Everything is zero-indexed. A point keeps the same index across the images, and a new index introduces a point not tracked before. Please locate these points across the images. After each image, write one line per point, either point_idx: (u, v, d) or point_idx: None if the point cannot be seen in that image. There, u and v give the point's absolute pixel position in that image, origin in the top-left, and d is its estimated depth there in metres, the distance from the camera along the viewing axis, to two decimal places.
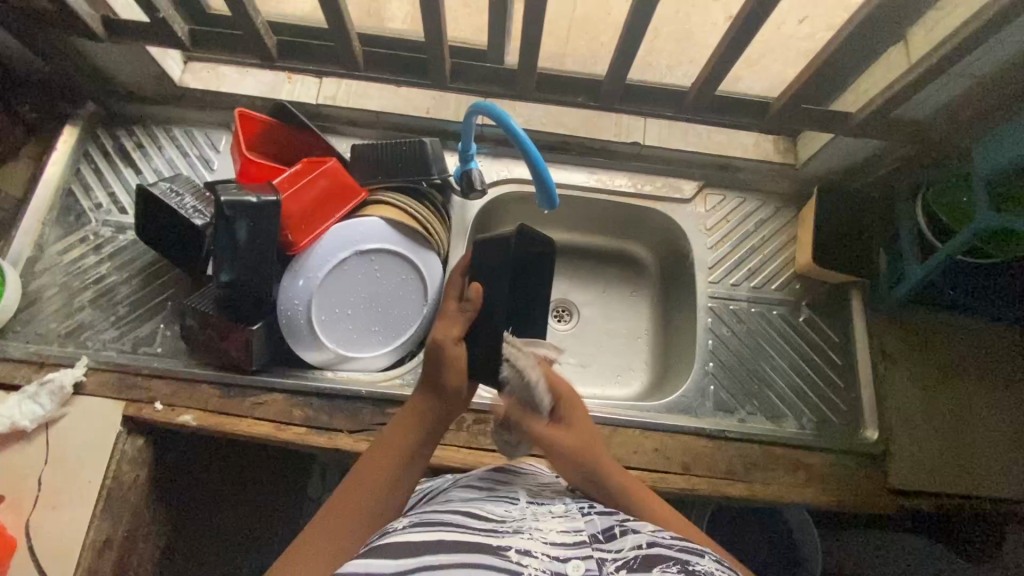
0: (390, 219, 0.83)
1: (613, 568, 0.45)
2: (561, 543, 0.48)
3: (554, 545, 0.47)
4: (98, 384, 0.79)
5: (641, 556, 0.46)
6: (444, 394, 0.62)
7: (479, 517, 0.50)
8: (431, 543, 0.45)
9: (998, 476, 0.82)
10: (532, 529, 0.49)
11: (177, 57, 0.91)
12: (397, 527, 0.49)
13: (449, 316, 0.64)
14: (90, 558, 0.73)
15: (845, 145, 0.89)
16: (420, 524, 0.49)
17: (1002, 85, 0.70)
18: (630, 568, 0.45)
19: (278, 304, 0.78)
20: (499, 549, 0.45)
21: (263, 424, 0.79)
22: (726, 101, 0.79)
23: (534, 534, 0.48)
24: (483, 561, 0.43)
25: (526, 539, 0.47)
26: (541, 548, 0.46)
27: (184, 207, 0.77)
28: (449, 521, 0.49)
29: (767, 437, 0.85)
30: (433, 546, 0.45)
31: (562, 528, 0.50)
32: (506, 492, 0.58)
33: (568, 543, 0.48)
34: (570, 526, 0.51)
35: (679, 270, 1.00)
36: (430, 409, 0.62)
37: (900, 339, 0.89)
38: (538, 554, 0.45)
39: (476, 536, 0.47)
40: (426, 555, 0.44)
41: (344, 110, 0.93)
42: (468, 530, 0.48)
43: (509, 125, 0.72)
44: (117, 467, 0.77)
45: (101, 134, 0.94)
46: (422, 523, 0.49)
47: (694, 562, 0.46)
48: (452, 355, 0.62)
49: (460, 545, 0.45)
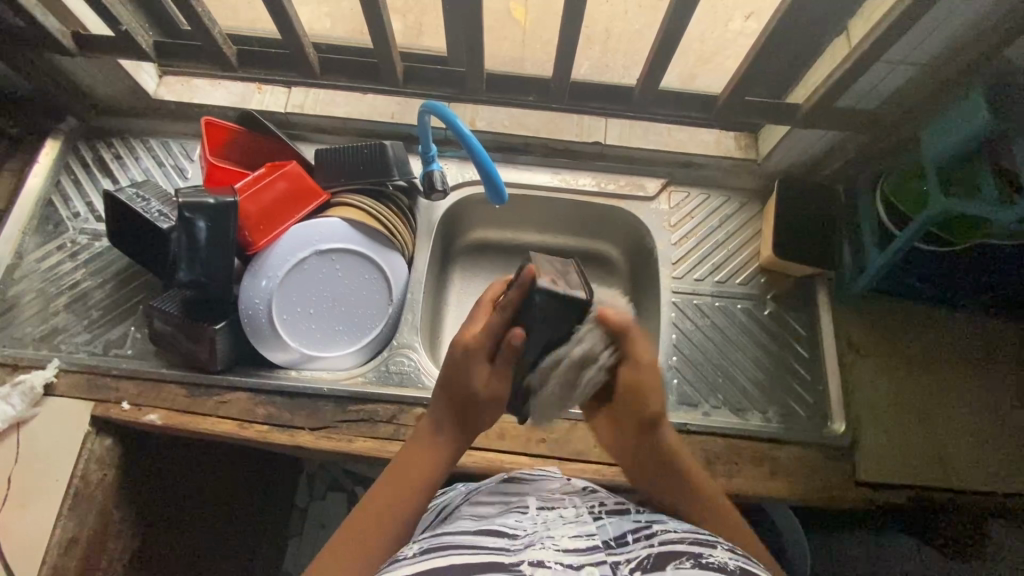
0: (350, 220, 0.85)
1: (628, 570, 0.47)
2: (573, 548, 0.49)
3: (566, 552, 0.48)
4: (69, 385, 0.82)
5: (654, 555, 0.48)
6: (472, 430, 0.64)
7: (491, 533, 0.50)
8: (439, 566, 0.46)
9: (971, 470, 0.81)
10: (544, 538, 0.50)
11: (152, 71, 0.96)
12: (408, 554, 0.49)
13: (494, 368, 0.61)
14: (56, 555, 0.75)
15: (800, 137, 0.90)
16: (429, 548, 0.49)
17: (940, 72, 0.71)
18: (644, 569, 0.46)
19: (240, 304, 0.80)
20: (512, 565, 0.46)
21: (227, 423, 0.80)
22: (674, 97, 0.81)
23: (547, 543, 0.49)
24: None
25: (538, 549, 0.48)
26: (554, 557, 0.47)
27: (149, 211, 0.80)
28: (457, 541, 0.49)
29: (731, 430, 0.84)
30: (445, 568, 0.46)
31: (574, 533, 0.51)
32: (516, 502, 0.58)
33: (581, 548, 0.49)
34: (581, 530, 0.52)
35: (645, 265, 1.00)
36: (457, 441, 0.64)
37: (866, 332, 0.89)
38: (553, 564, 0.46)
39: (490, 554, 0.47)
40: None
41: (311, 117, 0.96)
42: (480, 548, 0.48)
43: (455, 124, 0.74)
44: (85, 467, 0.78)
45: (81, 146, 0.98)
46: (431, 549, 0.48)
47: (706, 555, 0.47)
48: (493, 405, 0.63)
49: (473, 564, 0.46)
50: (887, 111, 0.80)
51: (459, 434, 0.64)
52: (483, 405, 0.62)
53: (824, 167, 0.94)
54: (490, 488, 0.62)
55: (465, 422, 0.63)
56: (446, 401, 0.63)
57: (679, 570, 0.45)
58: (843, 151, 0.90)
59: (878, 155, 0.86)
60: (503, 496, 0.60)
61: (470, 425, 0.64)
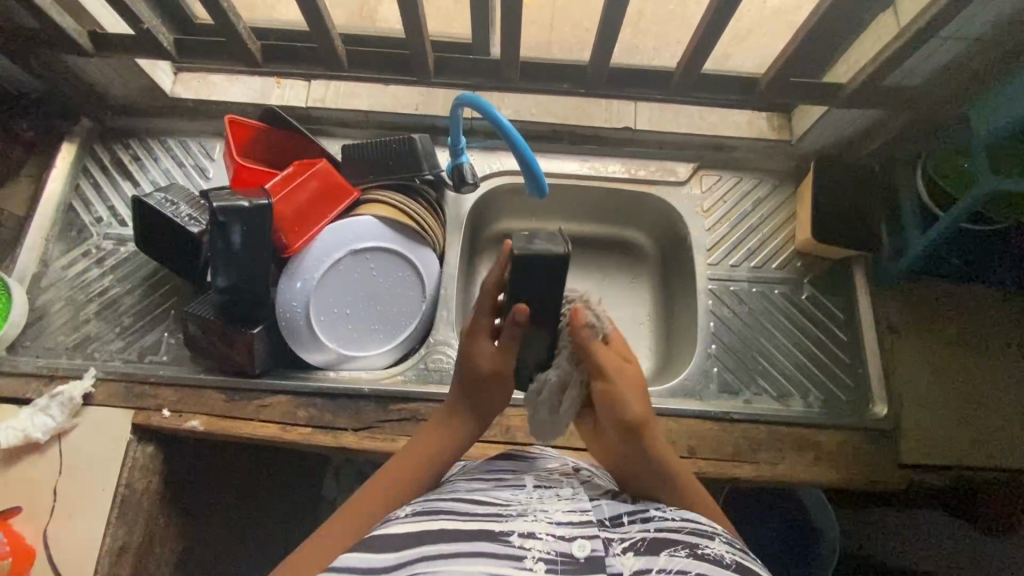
0: (383, 217, 0.83)
1: (620, 549, 0.46)
2: (567, 521, 0.47)
3: (559, 525, 0.46)
4: (107, 394, 0.81)
5: (648, 538, 0.47)
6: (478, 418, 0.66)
7: (481, 502, 0.49)
8: (429, 530, 0.46)
9: (1009, 450, 0.81)
10: (537, 511, 0.48)
11: (168, 68, 0.93)
12: (400, 515, 0.50)
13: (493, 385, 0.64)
14: (107, 564, 0.74)
15: (838, 117, 0.88)
16: (422, 511, 0.49)
17: (1000, 43, 0.69)
18: (637, 551, 0.45)
19: (277, 306, 0.79)
20: (501, 534, 0.45)
21: (269, 426, 0.79)
22: (713, 80, 0.79)
23: (539, 514, 0.47)
24: (484, 548, 0.44)
25: (530, 521, 0.47)
26: (546, 529, 0.46)
27: (179, 215, 0.78)
28: (450, 506, 0.49)
29: (774, 416, 0.84)
30: (435, 532, 0.46)
31: (568, 507, 0.49)
32: (512, 478, 0.57)
33: (576, 522, 0.47)
34: (575, 505, 0.49)
35: (678, 252, 0.99)
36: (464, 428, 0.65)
37: (907, 312, 0.88)
38: (544, 535, 0.45)
39: (478, 521, 0.46)
40: (425, 545, 0.45)
41: (333, 111, 0.93)
42: (470, 515, 0.48)
43: (493, 116, 0.72)
44: (129, 475, 0.77)
45: (98, 149, 0.95)
46: (423, 511, 0.49)
47: (703, 546, 0.46)
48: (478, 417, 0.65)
49: (463, 531, 0.46)
50: (935, 88, 0.77)
51: (468, 426, 0.65)
52: (492, 392, 0.65)
53: (862, 145, 0.92)
54: (484, 464, 0.62)
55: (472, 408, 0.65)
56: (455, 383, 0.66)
57: (672, 557, 0.44)
58: (883, 128, 0.87)
59: (921, 133, 0.84)
60: (497, 472, 0.59)
61: (482, 407, 0.66)
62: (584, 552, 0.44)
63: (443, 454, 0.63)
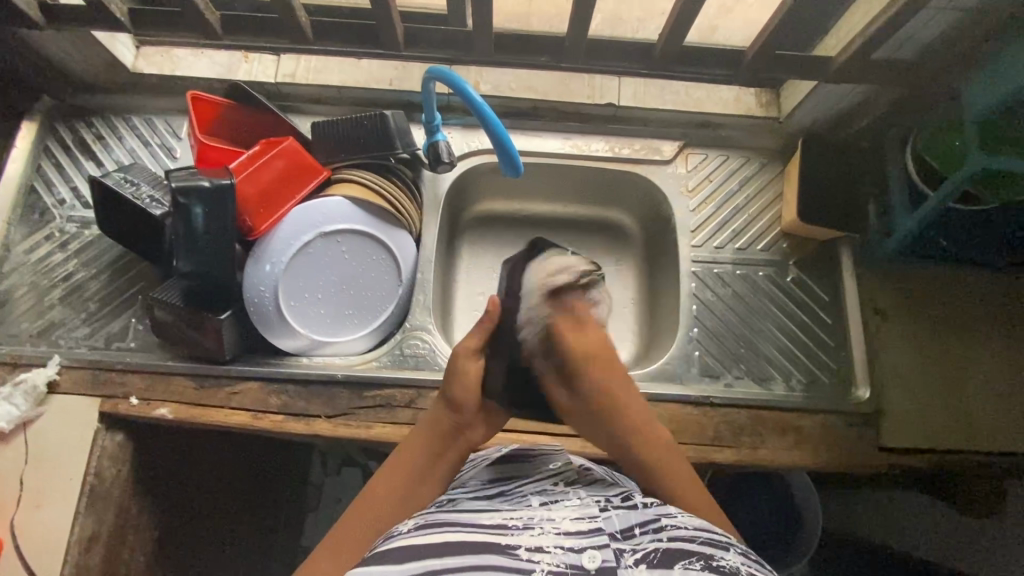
0: (354, 197, 0.80)
1: (632, 561, 0.46)
2: (574, 531, 0.48)
3: (566, 535, 0.48)
4: (72, 382, 0.79)
5: (661, 549, 0.47)
6: (459, 410, 0.66)
7: (488, 514, 0.51)
8: (433, 544, 0.46)
9: (993, 434, 0.80)
10: (544, 521, 0.49)
11: (128, 41, 0.89)
12: (403, 530, 0.50)
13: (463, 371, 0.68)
14: (77, 553, 0.73)
15: (827, 93, 0.85)
16: (425, 525, 0.50)
17: (992, 13, 0.66)
18: (650, 562, 0.45)
19: (244, 291, 0.77)
20: (508, 548, 0.46)
21: (240, 413, 0.78)
22: (697, 53, 0.76)
23: (546, 526, 0.49)
24: (492, 561, 0.44)
25: (537, 534, 0.48)
26: (553, 541, 0.47)
27: (139, 197, 0.75)
28: (456, 519, 0.50)
29: (754, 400, 0.82)
30: (440, 545, 0.46)
31: (576, 516, 0.50)
32: (517, 489, 0.58)
33: (583, 531, 0.48)
34: (583, 512, 0.51)
35: (662, 234, 0.96)
36: (445, 422, 0.66)
37: (893, 293, 0.86)
38: (551, 548, 0.46)
39: (486, 534, 0.47)
40: (432, 559, 0.45)
41: (304, 87, 0.90)
42: (477, 527, 0.49)
43: (465, 91, 0.69)
44: (98, 464, 0.76)
45: (59, 127, 0.91)
46: (428, 525, 0.49)
47: (717, 557, 0.46)
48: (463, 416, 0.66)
49: (470, 543, 0.46)
50: (926, 62, 0.74)
51: (447, 419, 0.66)
52: (463, 386, 0.67)
53: (851, 122, 0.89)
54: (485, 474, 0.64)
55: (458, 430, 0.66)
56: (443, 403, 0.67)
57: (688, 570, 0.44)
58: (873, 104, 0.85)
59: (911, 108, 0.81)
60: (501, 480, 0.61)
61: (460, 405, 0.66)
62: (594, 563, 0.45)
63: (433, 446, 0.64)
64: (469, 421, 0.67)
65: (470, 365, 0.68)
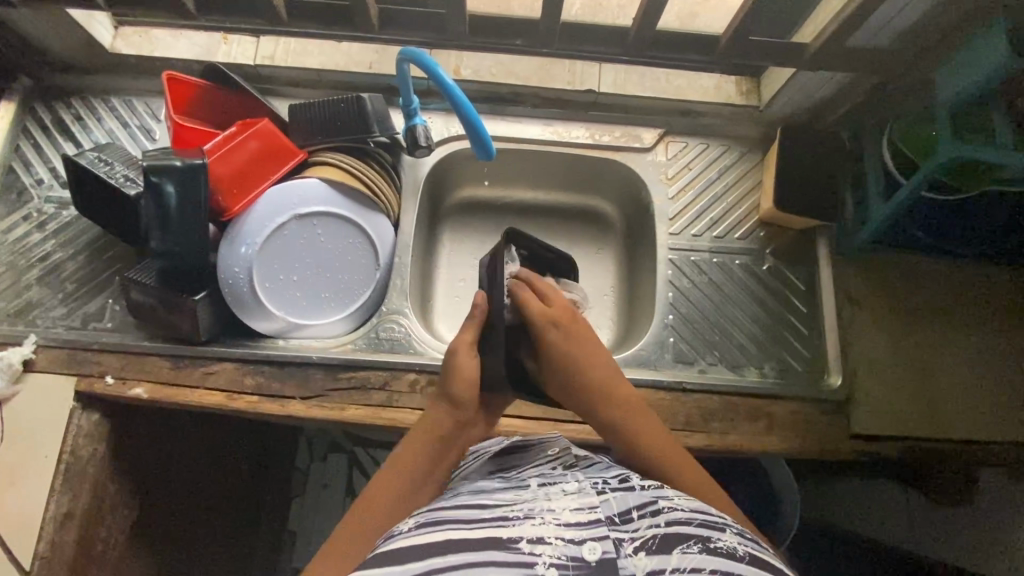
0: (329, 180, 0.81)
1: (632, 549, 0.45)
2: (575, 521, 0.47)
3: (567, 526, 0.46)
4: (49, 361, 0.79)
5: (659, 535, 0.46)
6: (459, 406, 0.64)
7: (487, 507, 0.50)
8: (433, 543, 0.45)
9: (964, 421, 0.81)
10: (543, 512, 0.48)
11: (106, 21, 0.88)
12: (402, 529, 0.49)
13: (462, 366, 0.65)
14: (52, 530, 0.74)
15: (806, 81, 0.85)
16: (424, 523, 0.48)
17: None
18: (649, 550, 0.45)
19: (218, 272, 0.77)
20: (508, 542, 0.45)
21: (215, 394, 0.78)
22: (672, 38, 0.76)
23: (546, 516, 0.47)
24: (493, 558, 0.43)
25: (538, 525, 0.47)
26: (554, 532, 0.46)
27: (114, 176, 0.75)
28: (453, 515, 0.49)
29: (727, 386, 0.83)
30: (440, 543, 0.45)
31: (577, 504, 0.49)
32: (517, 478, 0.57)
33: (583, 522, 0.47)
34: (583, 502, 0.49)
35: (641, 221, 0.97)
36: (445, 420, 0.64)
37: (867, 282, 0.87)
38: (552, 539, 0.45)
39: (485, 528, 0.46)
40: (433, 557, 0.44)
41: (283, 69, 0.89)
42: (476, 522, 0.47)
43: (435, 73, 0.69)
44: (74, 443, 0.77)
45: (38, 107, 0.91)
46: (427, 522, 0.48)
47: (714, 539, 0.46)
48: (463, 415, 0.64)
49: (470, 540, 0.45)
50: (902, 50, 0.74)
51: (448, 416, 0.64)
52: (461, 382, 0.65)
53: (831, 111, 0.89)
54: (487, 465, 0.66)
55: (460, 428, 0.64)
56: (443, 399, 0.65)
57: (686, 555, 0.44)
58: (851, 93, 0.85)
59: (889, 97, 0.81)
60: (503, 470, 0.64)
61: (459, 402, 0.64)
62: (596, 555, 0.44)
63: (435, 445, 0.62)
64: (469, 419, 0.65)
65: (469, 360, 0.66)
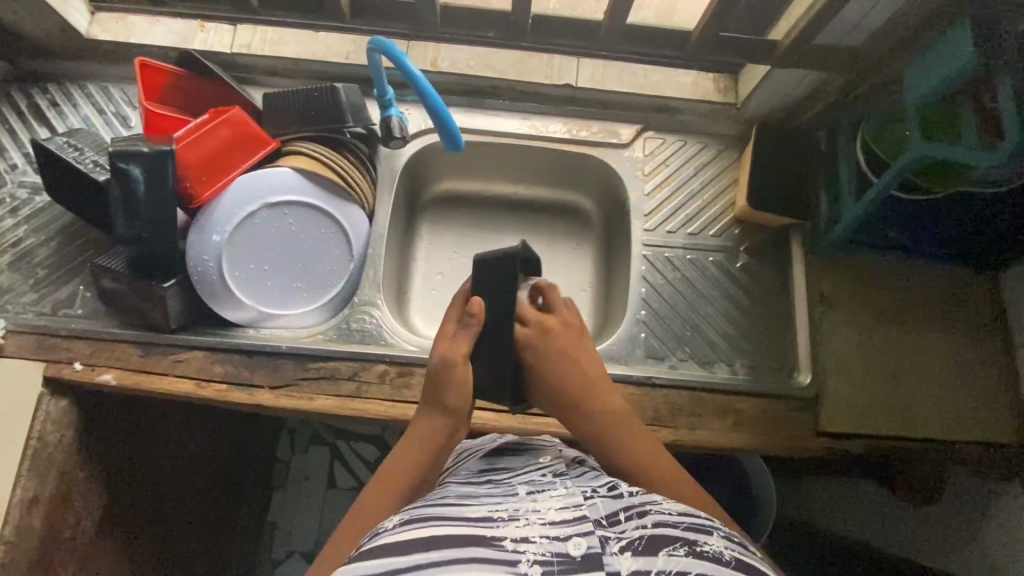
0: (301, 169, 0.80)
1: (617, 548, 0.45)
2: (560, 520, 0.47)
3: (553, 524, 0.46)
4: (18, 346, 0.79)
5: (646, 536, 0.46)
6: (448, 414, 0.65)
7: (473, 508, 0.49)
8: (416, 538, 0.45)
9: (933, 421, 0.81)
10: (529, 513, 0.48)
11: (81, 6, 0.88)
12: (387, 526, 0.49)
13: (457, 378, 0.65)
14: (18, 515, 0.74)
15: (782, 78, 0.85)
16: (409, 520, 0.48)
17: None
18: (635, 550, 0.44)
19: (188, 260, 0.77)
20: (492, 539, 0.45)
21: (184, 381, 0.78)
22: (644, 33, 0.77)
23: (531, 517, 0.47)
24: (479, 553, 0.43)
25: (523, 525, 0.46)
26: (539, 531, 0.46)
27: (83, 162, 0.75)
28: (438, 513, 0.49)
29: (697, 382, 0.83)
30: (423, 539, 0.45)
31: (563, 505, 0.49)
32: (506, 484, 0.56)
33: (569, 520, 0.47)
34: (569, 501, 0.49)
35: (618, 217, 0.97)
36: (436, 429, 0.64)
37: (838, 281, 0.87)
38: (537, 537, 0.45)
39: (472, 526, 0.46)
40: (416, 552, 0.44)
41: (260, 58, 0.89)
42: (463, 520, 0.47)
43: (404, 65, 0.69)
44: (41, 428, 0.76)
45: (13, 93, 0.91)
46: (413, 520, 0.48)
47: (702, 543, 0.46)
48: (452, 423, 0.65)
49: (454, 536, 0.45)
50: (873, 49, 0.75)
51: (437, 425, 0.64)
52: (450, 390, 0.65)
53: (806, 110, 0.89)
54: (476, 464, 0.64)
55: (450, 436, 0.65)
56: (433, 407, 0.65)
57: (672, 557, 0.43)
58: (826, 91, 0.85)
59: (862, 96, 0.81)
60: (491, 468, 0.62)
61: (448, 411, 0.65)
62: (580, 550, 0.44)
63: (425, 453, 0.63)
64: (459, 426, 0.65)
65: (459, 370, 0.66)
